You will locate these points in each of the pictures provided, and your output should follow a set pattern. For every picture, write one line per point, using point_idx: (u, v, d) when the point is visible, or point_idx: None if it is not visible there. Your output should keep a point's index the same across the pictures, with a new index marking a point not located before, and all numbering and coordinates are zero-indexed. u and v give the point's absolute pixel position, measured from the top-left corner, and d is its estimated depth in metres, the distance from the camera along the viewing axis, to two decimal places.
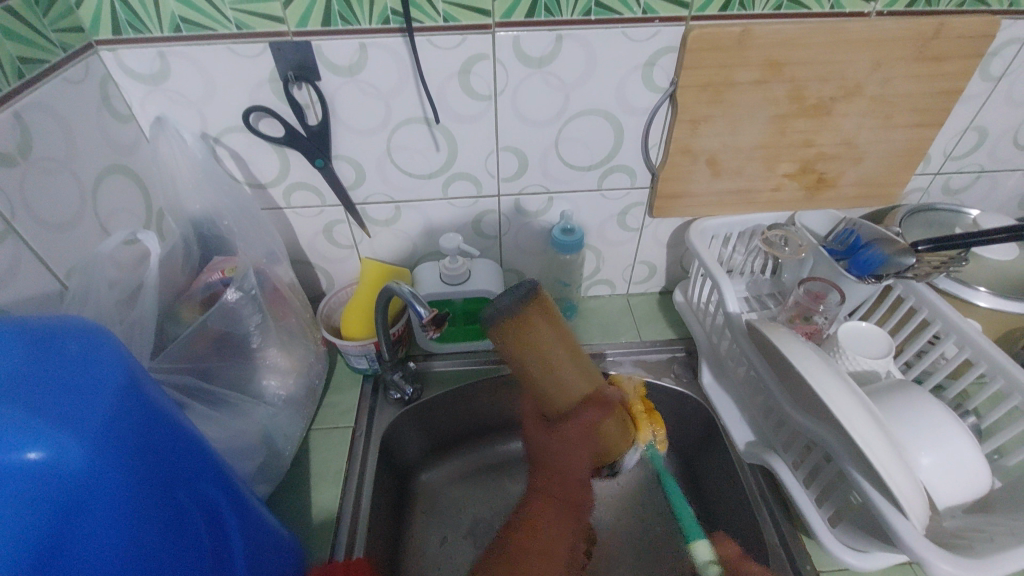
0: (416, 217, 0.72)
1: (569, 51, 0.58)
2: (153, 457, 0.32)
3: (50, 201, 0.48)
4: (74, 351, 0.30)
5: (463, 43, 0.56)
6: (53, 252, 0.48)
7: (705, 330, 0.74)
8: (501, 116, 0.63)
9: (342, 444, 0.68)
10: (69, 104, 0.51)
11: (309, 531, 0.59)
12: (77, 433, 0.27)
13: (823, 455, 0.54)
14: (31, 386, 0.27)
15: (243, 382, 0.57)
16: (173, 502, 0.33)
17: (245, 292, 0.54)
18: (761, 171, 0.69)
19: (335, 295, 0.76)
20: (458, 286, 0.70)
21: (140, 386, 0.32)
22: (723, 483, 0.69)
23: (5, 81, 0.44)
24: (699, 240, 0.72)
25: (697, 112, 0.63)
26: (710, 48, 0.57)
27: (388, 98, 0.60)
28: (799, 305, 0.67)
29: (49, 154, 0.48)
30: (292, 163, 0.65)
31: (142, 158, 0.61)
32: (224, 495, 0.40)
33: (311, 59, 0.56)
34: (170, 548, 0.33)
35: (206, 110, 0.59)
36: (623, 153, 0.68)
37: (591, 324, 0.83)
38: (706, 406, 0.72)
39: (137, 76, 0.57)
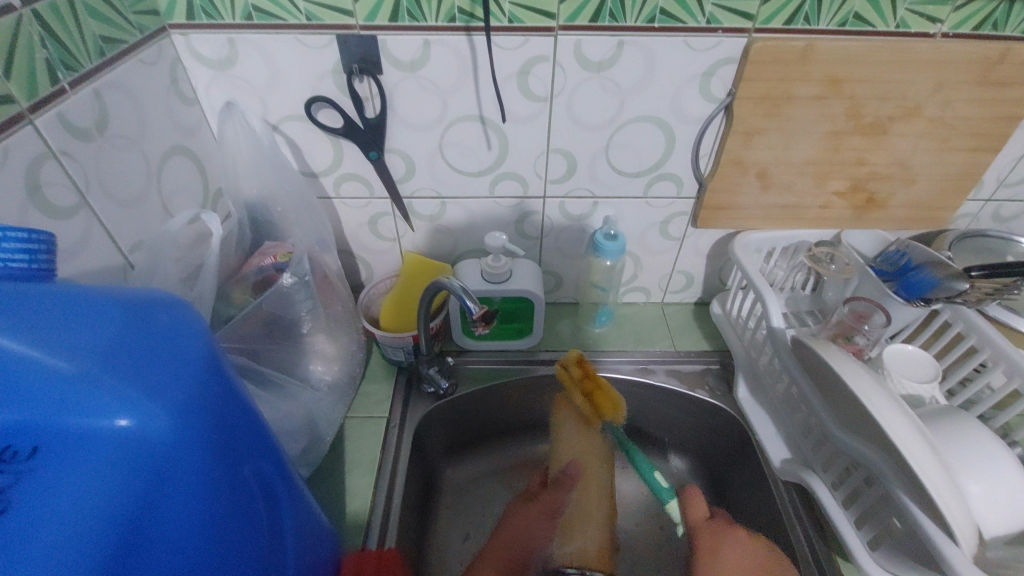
0: (461, 214, 0.73)
1: (630, 57, 0.58)
2: (227, 432, 0.33)
3: (121, 177, 0.50)
4: (163, 323, 0.30)
5: (525, 44, 0.57)
6: (121, 228, 0.50)
7: (744, 344, 0.74)
8: (555, 118, 0.63)
9: (377, 434, 0.68)
10: (143, 85, 0.52)
11: (344, 517, 0.60)
12: (164, 404, 0.28)
13: (865, 477, 0.54)
14: (123, 356, 0.28)
15: (290, 365, 0.58)
16: (240, 479, 0.34)
17: (300, 278, 0.55)
18: (811, 188, 0.69)
19: (375, 286, 0.77)
20: (499, 284, 0.70)
21: (220, 362, 0.33)
22: (752, 499, 0.69)
23: (88, 59, 0.46)
24: (743, 253, 0.71)
25: (753, 124, 0.62)
26: (771, 61, 0.57)
27: (446, 95, 0.61)
28: (841, 324, 0.66)
29: (122, 131, 0.50)
30: (346, 154, 0.66)
31: (202, 140, 0.63)
32: (279, 475, 0.40)
33: (374, 54, 0.57)
34: (238, 524, 0.33)
35: (268, 98, 0.61)
36: (672, 162, 0.68)
37: (624, 331, 0.83)
38: (740, 421, 0.72)
39: (205, 61, 0.58)
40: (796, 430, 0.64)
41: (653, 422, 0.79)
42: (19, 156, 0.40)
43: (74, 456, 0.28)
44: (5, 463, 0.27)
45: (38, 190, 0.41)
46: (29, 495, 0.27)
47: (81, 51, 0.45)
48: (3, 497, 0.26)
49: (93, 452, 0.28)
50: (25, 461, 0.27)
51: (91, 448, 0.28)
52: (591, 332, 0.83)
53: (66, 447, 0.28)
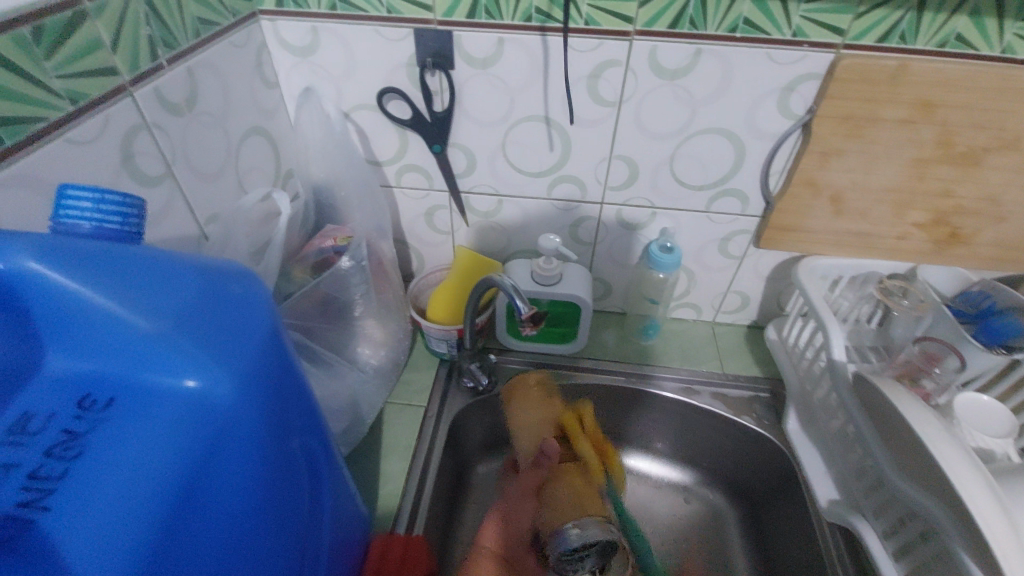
0: (517, 213, 0.73)
1: (706, 66, 0.56)
2: (281, 404, 0.34)
3: (204, 152, 0.52)
4: (235, 293, 0.32)
5: (599, 47, 0.56)
6: (199, 199, 0.52)
7: (799, 375, 0.71)
8: (622, 124, 0.62)
9: (415, 422, 0.69)
10: (230, 65, 0.55)
11: (376, 500, 0.61)
12: (230, 370, 0.30)
13: (922, 530, 0.50)
14: (197, 321, 0.29)
15: (339, 346, 0.60)
16: (288, 450, 0.35)
17: (357, 262, 0.57)
18: (888, 216, 0.65)
19: (426, 277, 0.78)
20: (549, 287, 0.70)
21: (281, 336, 0.34)
22: (789, 535, 0.66)
23: (185, 38, 0.49)
24: (808, 278, 0.68)
25: (832, 144, 0.59)
26: (858, 80, 0.54)
27: (514, 94, 0.61)
28: (909, 364, 0.62)
29: (209, 108, 0.52)
30: (410, 145, 0.67)
31: (279, 123, 0.65)
32: (321, 451, 0.42)
33: (448, 49, 0.58)
34: (284, 493, 0.35)
35: (343, 86, 0.63)
36: (739, 178, 0.66)
37: (670, 347, 0.81)
38: (787, 454, 0.68)
39: (288, 47, 0.60)
40: (848, 471, 0.61)
41: (692, 444, 0.77)
42: (117, 125, 0.43)
43: (142, 412, 0.29)
44: (83, 410, 0.29)
45: (131, 158, 0.44)
46: (101, 444, 0.28)
47: (180, 31, 0.48)
48: (78, 442, 0.28)
49: (158, 410, 0.29)
50: (100, 410, 0.29)
51: (157, 407, 0.29)
52: (636, 344, 0.81)
53: (134, 402, 0.29)
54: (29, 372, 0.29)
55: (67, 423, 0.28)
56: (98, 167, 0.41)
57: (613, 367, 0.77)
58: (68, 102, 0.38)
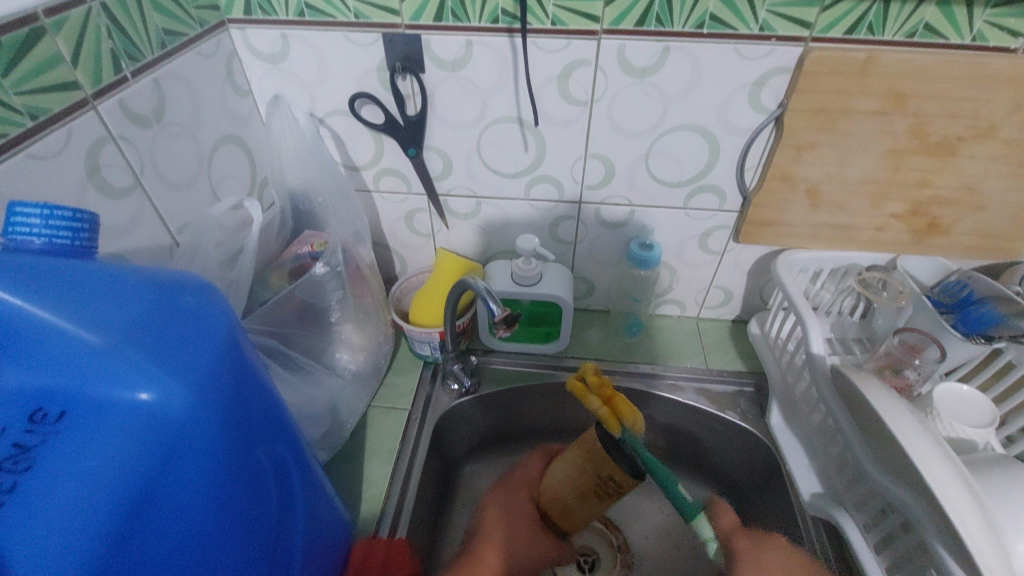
0: (496, 214, 0.73)
1: (675, 63, 0.56)
2: (242, 413, 0.34)
3: (173, 162, 0.52)
4: (189, 303, 0.32)
5: (567, 47, 0.56)
6: (170, 210, 0.53)
7: (781, 368, 0.71)
8: (595, 123, 0.62)
9: (398, 425, 0.69)
10: (199, 76, 0.55)
11: (359, 503, 0.62)
12: (183, 380, 0.30)
13: (901, 522, 0.50)
14: (148, 332, 0.30)
15: (317, 352, 0.60)
16: (253, 459, 0.35)
17: (331, 268, 0.57)
18: (865, 208, 0.65)
19: (407, 281, 0.78)
20: (529, 287, 0.70)
21: (239, 346, 0.34)
22: (773, 528, 0.66)
23: (149, 50, 0.49)
24: (786, 272, 0.68)
25: (804, 138, 0.59)
26: (828, 73, 0.54)
27: (486, 96, 0.61)
28: (890, 356, 0.61)
29: (177, 119, 0.53)
30: (386, 149, 0.68)
31: (253, 131, 0.66)
32: (293, 458, 0.42)
33: (418, 52, 0.58)
34: (248, 502, 0.35)
35: (316, 93, 0.63)
36: (715, 173, 0.66)
37: (655, 343, 0.81)
38: (771, 447, 0.68)
39: (259, 55, 0.61)
40: (829, 465, 0.61)
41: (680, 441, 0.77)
42: (80, 139, 0.43)
43: (95, 425, 0.29)
44: (35, 424, 0.29)
45: (97, 171, 0.44)
46: (51, 458, 0.28)
47: (145, 43, 0.48)
48: (28, 456, 0.28)
49: (110, 423, 0.29)
50: (52, 424, 0.29)
51: (109, 420, 0.29)
52: (621, 342, 0.81)
53: (87, 415, 0.29)
54: None
55: (17, 437, 0.28)
56: (62, 182, 0.41)
57: (597, 366, 0.77)
58: (28, 118, 0.39)
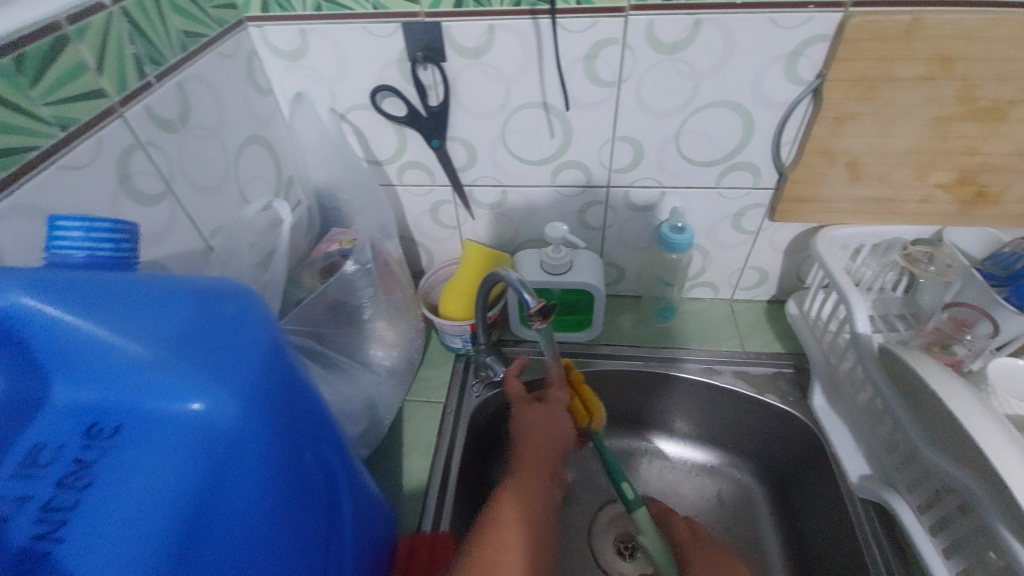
0: (521, 202, 0.72)
1: (706, 36, 0.54)
2: (290, 417, 0.34)
3: (202, 166, 0.52)
4: (233, 311, 0.31)
5: (593, 26, 0.54)
6: (202, 214, 0.53)
7: (822, 347, 0.69)
8: (623, 104, 0.60)
9: (434, 418, 0.69)
10: (221, 77, 0.55)
11: (400, 498, 0.62)
12: (232, 391, 0.29)
13: (959, 504, 0.48)
14: (196, 342, 0.29)
15: (351, 350, 0.60)
16: (301, 462, 0.35)
17: (362, 265, 0.57)
18: (909, 179, 0.62)
19: (436, 273, 0.77)
20: (559, 276, 0.69)
21: (284, 351, 0.33)
22: (820, 509, 0.65)
23: (171, 54, 0.48)
24: (827, 249, 0.66)
25: (844, 109, 0.57)
26: (870, 39, 0.51)
27: (509, 82, 0.60)
28: (937, 331, 0.59)
29: (203, 122, 0.52)
30: (409, 142, 0.67)
31: (276, 129, 0.65)
32: (339, 459, 0.42)
33: (439, 41, 0.57)
34: (300, 506, 0.35)
35: (336, 88, 0.62)
36: (749, 150, 0.63)
37: (688, 327, 0.79)
38: (814, 429, 0.67)
39: (279, 53, 0.60)
40: (879, 445, 0.59)
41: (713, 423, 0.76)
42: (110, 148, 0.43)
43: (147, 438, 0.29)
44: (91, 440, 0.29)
45: (128, 178, 0.44)
46: (111, 472, 0.28)
47: (165, 46, 0.48)
48: (87, 473, 0.28)
49: (160, 436, 0.29)
50: (107, 438, 0.29)
51: (160, 434, 0.29)
52: (653, 327, 0.80)
53: (138, 429, 0.29)
54: (37, 407, 0.29)
55: (76, 453, 0.29)
56: (96, 192, 0.41)
57: (630, 353, 0.76)
58: (59, 129, 0.39)
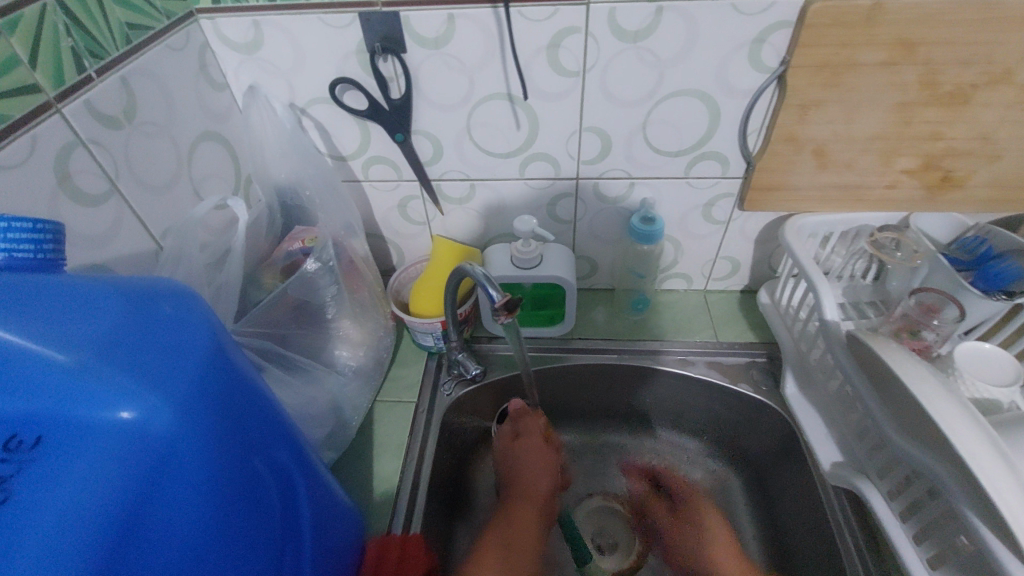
0: (491, 196, 0.71)
1: (669, 24, 0.53)
2: (234, 421, 0.32)
3: (151, 164, 0.50)
4: (166, 313, 0.30)
5: (556, 14, 0.53)
6: (151, 213, 0.51)
7: (793, 336, 0.69)
8: (588, 93, 0.59)
9: (406, 418, 0.68)
10: (170, 70, 0.53)
11: (370, 501, 0.60)
12: (167, 394, 0.28)
13: (927, 489, 0.48)
14: (126, 345, 0.28)
15: (316, 350, 0.59)
16: (248, 468, 0.34)
17: (324, 263, 0.56)
18: (875, 166, 0.62)
19: (405, 271, 0.76)
20: (529, 270, 0.68)
21: (225, 353, 0.33)
22: (796, 498, 0.65)
23: (113, 47, 0.46)
24: (795, 238, 0.65)
25: (808, 96, 0.56)
26: (832, 24, 0.51)
27: (472, 72, 0.58)
28: (906, 318, 0.59)
29: (151, 118, 0.50)
30: (372, 136, 0.65)
31: (234, 126, 0.63)
32: (295, 464, 0.40)
33: (397, 31, 0.55)
34: (247, 514, 0.33)
35: (294, 81, 0.60)
36: (717, 139, 0.63)
37: (662, 319, 0.79)
38: (788, 419, 0.67)
39: (233, 46, 0.58)
40: (850, 432, 0.59)
41: (686, 413, 0.76)
42: (47, 145, 0.41)
43: (74, 447, 0.27)
44: (10, 452, 0.27)
45: (68, 177, 0.42)
46: (31, 486, 0.26)
47: (107, 39, 0.46)
48: (4, 487, 0.26)
49: (89, 444, 0.27)
50: (28, 450, 0.27)
51: (89, 440, 0.27)
52: (627, 320, 0.79)
53: (65, 438, 0.27)
54: None
55: None
56: (32, 192, 0.39)
57: (605, 346, 0.75)
58: None
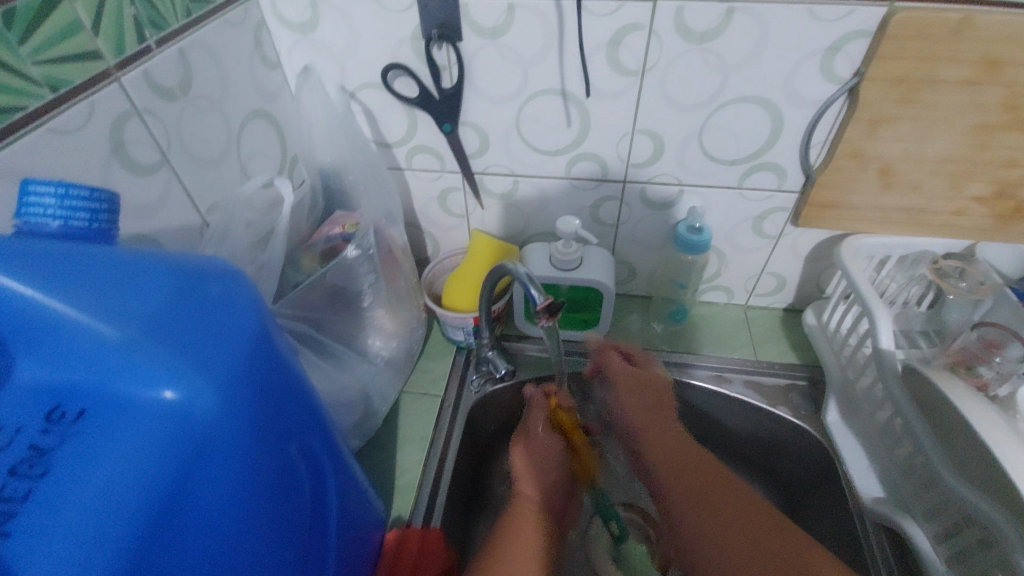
0: (534, 194, 0.69)
1: (740, 26, 0.51)
2: (274, 409, 0.32)
3: (201, 139, 0.50)
4: (215, 293, 0.29)
5: (620, 9, 0.51)
6: (199, 188, 0.50)
7: (840, 362, 0.66)
8: (646, 94, 0.57)
9: (432, 411, 0.67)
10: (226, 46, 0.52)
11: (392, 492, 0.60)
12: (211, 379, 0.27)
13: (980, 537, 0.45)
14: (172, 326, 0.27)
15: (349, 337, 0.58)
16: (284, 455, 0.33)
17: (364, 250, 0.55)
18: (944, 190, 0.58)
19: (440, 263, 0.75)
20: (568, 272, 0.66)
21: (270, 338, 0.32)
22: (830, 529, 0.62)
23: (174, 19, 0.46)
24: (851, 259, 0.62)
25: (881, 111, 0.53)
26: (915, 37, 0.48)
27: (527, 66, 0.57)
28: (963, 352, 0.57)
29: (205, 92, 0.50)
30: (419, 124, 0.64)
31: (283, 105, 0.63)
32: (327, 452, 0.40)
33: (455, 19, 0.54)
34: (280, 502, 0.33)
35: (346, 64, 0.59)
36: (776, 150, 0.60)
37: (700, 332, 0.76)
38: (826, 446, 0.63)
39: (289, 25, 0.57)
40: (895, 468, 0.56)
41: (717, 431, 0.73)
42: (104, 113, 0.40)
43: (115, 423, 0.27)
44: (52, 423, 0.27)
45: (122, 146, 0.42)
46: (71, 461, 0.26)
47: (169, 10, 0.45)
48: (46, 458, 0.26)
49: (130, 421, 0.27)
50: (71, 424, 0.27)
51: (130, 419, 0.27)
52: (663, 329, 0.77)
53: (107, 413, 0.27)
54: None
55: (34, 437, 0.26)
56: (87, 160, 0.39)
57: (639, 355, 0.73)
58: (48, 89, 0.36)
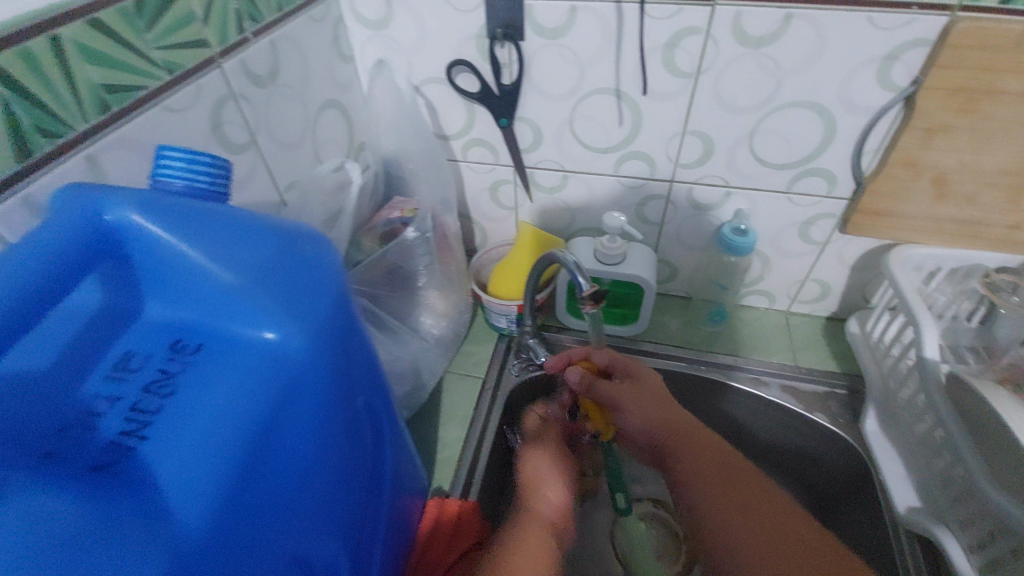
0: (582, 189, 0.72)
1: (797, 32, 0.52)
2: (349, 362, 0.35)
3: (283, 122, 0.55)
4: (307, 253, 0.33)
5: (679, 13, 0.53)
6: (279, 167, 0.55)
7: (881, 371, 0.66)
8: (699, 96, 0.59)
9: (473, 391, 0.71)
10: (310, 40, 0.57)
11: (433, 462, 0.64)
12: (303, 326, 0.31)
13: (1013, 547, 0.45)
14: (275, 277, 0.31)
15: (403, 313, 0.62)
16: (354, 407, 0.36)
17: (421, 233, 0.58)
18: (1000, 203, 0.58)
19: (488, 253, 0.78)
20: (611, 266, 0.68)
21: (350, 298, 0.35)
22: (861, 537, 0.62)
23: (269, 13, 0.51)
24: (899, 268, 0.62)
25: (937, 120, 0.53)
26: (976, 47, 0.48)
27: (585, 65, 0.59)
28: (1013, 369, 0.56)
29: (289, 82, 0.55)
30: (478, 119, 0.67)
31: (353, 96, 0.67)
32: (386, 412, 0.43)
33: (519, 19, 0.57)
34: (349, 447, 0.36)
35: (414, 59, 0.63)
36: (827, 156, 0.61)
37: (739, 335, 0.77)
38: (864, 455, 0.63)
39: (364, 22, 0.62)
40: (934, 479, 0.56)
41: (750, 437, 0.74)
42: (208, 95, 0.45)
43: (225, 359, 0.31)
44: (176, 353, 0.31)
45: (220, 125, 0.47)
46: (190, 386, 0.30)
47: (264, 5, 0.50)
48: (171, 382, 0.30)
49: (237, 359, 0.31)
50: (190, 355, 0.31)
51: (238, 355, 0.31)
52: (702, 330, 0.78)
53: (220, 349, 0.31)
54: (129, 318, 0.32)
55: (162, 363, 0.31)
56: (192, 135, 0.44)
57: (677, 353, 0.74)
58: (165, 72, 0.41)
